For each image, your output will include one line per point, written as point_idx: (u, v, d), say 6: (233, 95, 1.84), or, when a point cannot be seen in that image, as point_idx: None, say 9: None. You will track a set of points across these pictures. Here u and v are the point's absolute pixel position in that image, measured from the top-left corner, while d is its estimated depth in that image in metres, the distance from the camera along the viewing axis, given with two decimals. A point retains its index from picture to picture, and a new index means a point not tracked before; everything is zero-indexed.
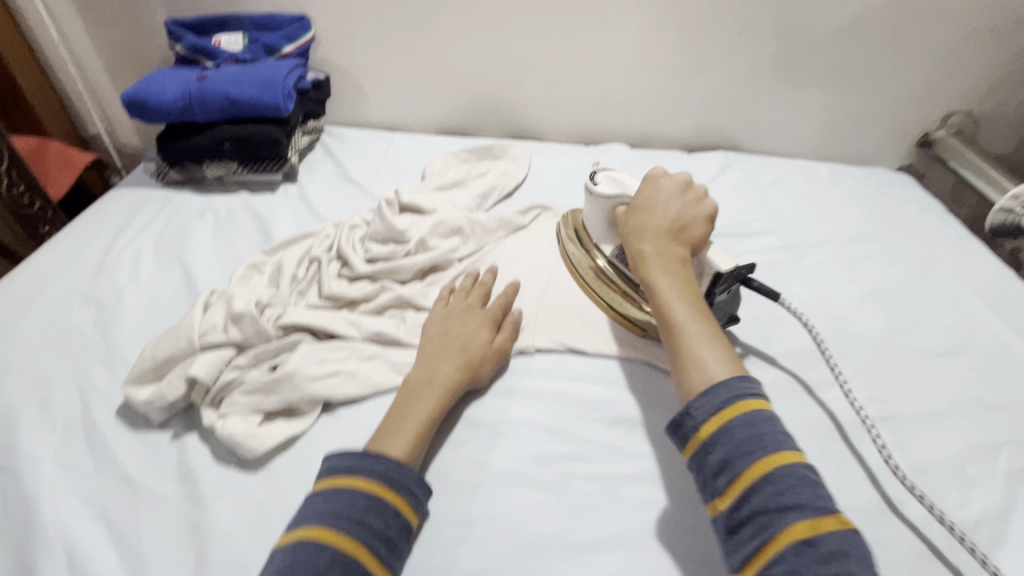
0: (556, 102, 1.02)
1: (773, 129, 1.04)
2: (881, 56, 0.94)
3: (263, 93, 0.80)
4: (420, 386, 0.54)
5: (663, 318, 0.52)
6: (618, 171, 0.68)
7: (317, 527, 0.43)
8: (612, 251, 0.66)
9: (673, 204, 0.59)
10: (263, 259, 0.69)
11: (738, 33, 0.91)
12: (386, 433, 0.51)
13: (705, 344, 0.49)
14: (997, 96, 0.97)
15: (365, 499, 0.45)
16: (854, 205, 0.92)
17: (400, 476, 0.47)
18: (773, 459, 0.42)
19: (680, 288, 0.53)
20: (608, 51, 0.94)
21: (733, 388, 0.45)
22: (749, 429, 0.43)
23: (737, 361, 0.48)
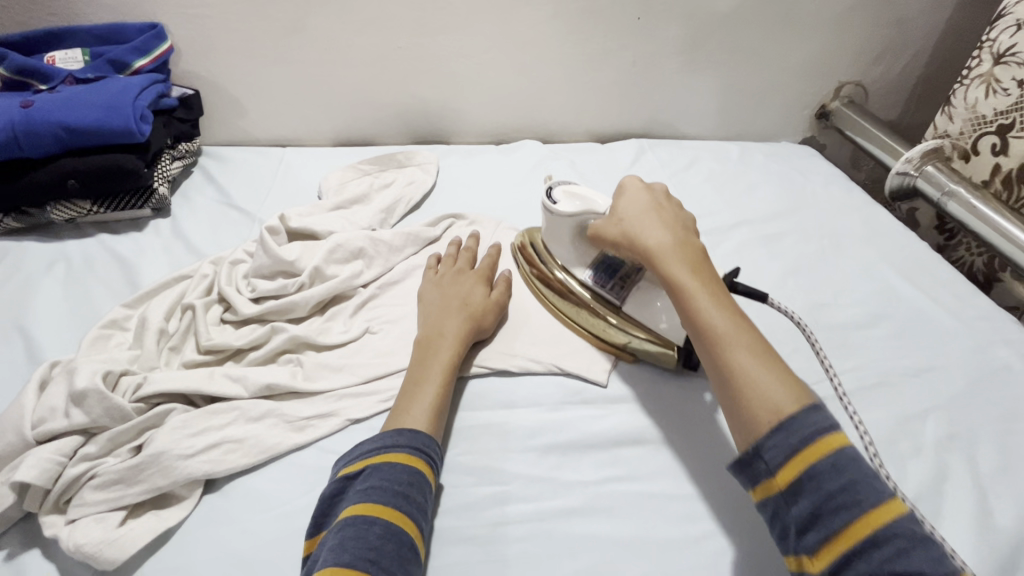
0: (460, 102, 0.96)
1: (681, 112, 1.03)
2: (774, 34, 0.95)
3: (110, 117, 0.69)
4: (434, 339, 0.56)
5: (704, 337, 0.48)
6: (576, 184, 0.63)
7: (364, 502, 0.42)
8: (586, 275, 0.62)
9: (655, 213, 0.58)
10: (125, 313, 0.59)
11: (636, 17, 0.89)
12: (413, 387, 0.52)
13: (758, 359, 0.45)
14: (881, 65, 1.02)
15: (405, 473, 0.45)
16: (765, 182, 0.92)
17: (431, 451, 0.48)
18: (833, 441, 0.40)
19: (712, 298, 0.50)
20: (506, 45, 0.89)
21: (806, 414, 0.42)
22: (810, 423, 0.41)
23: (799, 384, 0.44)
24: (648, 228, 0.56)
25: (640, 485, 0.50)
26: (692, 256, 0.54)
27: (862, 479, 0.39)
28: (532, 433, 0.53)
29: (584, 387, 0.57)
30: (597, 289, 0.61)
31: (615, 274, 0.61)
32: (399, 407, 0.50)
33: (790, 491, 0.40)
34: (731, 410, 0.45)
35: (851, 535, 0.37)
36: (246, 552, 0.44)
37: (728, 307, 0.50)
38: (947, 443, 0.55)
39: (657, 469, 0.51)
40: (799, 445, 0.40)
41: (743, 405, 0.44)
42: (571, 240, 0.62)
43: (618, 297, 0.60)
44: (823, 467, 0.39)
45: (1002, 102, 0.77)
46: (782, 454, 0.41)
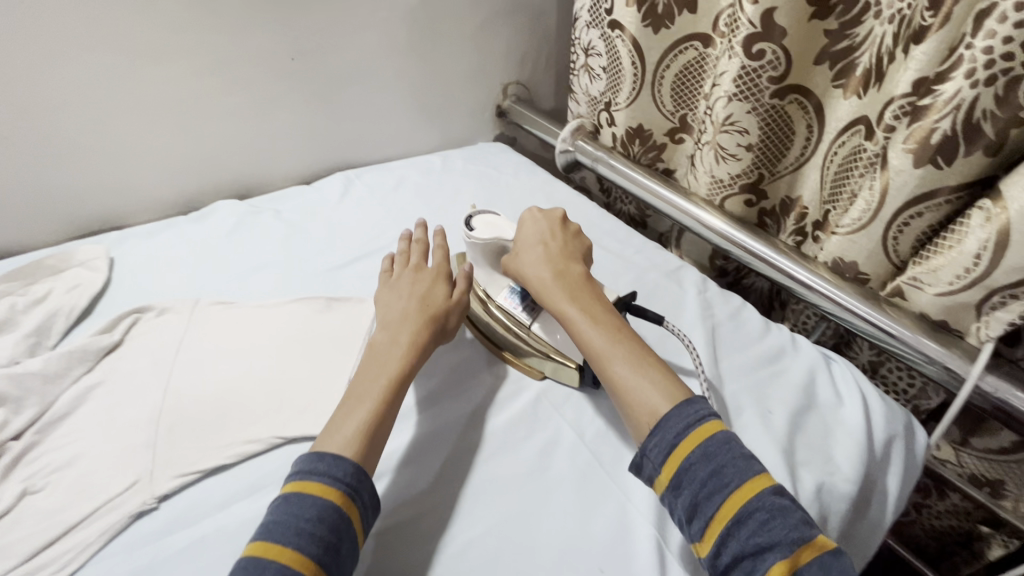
0: (120, 181, 0.83)
1: (379, 139, 1.07)
2: (433, 51, 1.03)
3: None
4: (392, 330, 0.59)
5: (590, 354, 0.56)
6: (495, 214, 0.69)
7: (260, 541, 0.43)
8: (502, 296, 0.68)
9: (549, 237, 0.66)
10: None
11: (291, 58, 0.88)
12: (348, 408, 0.52)
13: (636, 367, 0.54)
14: (532, 62, 1.19)
15: (315, 508, 0.45)
16: (467, 185, 1.01)
17: (356, 482, 0.47)
18: (706, 430, 0.48)
19: (593, 320, 0.58)
20: (151, 110, 0.80)
21: (678, 412, 0.50)
22: (687, 414, 0.49)
23: (677, 388, 0.52)
24: (535, 258, 0.64)
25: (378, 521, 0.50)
26: (575, 283, 0.61)
27: (732, 462, 0.46)
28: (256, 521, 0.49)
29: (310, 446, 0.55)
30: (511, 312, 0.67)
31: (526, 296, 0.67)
32: (328, 431, 0.51)
33: (674, 482, 0.47)
34: (617, 406, 0.54)
35: (723, 515, 0.44)
36: None
37: (612, 326, 0.58)
38: None
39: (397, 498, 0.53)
40: (677, 439, 0.48)
41: (627, 405, 0.53)
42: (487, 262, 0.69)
43: (529, 316, 0.66)
44: (693, 456, 0.47)
45: (601, 85, 0.96)
46: (662, 452, 0.48)
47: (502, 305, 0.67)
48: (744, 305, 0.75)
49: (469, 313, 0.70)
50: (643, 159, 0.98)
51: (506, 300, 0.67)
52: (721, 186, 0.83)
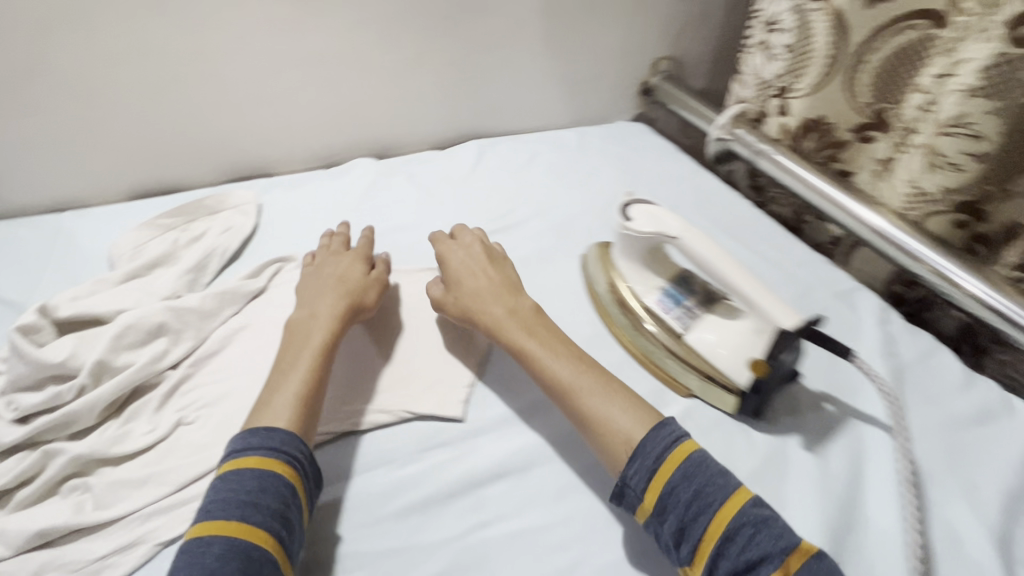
0: (274, 131, 0.86)
1: (516, 109, 1.02)
2: (587, 17, 0.96)
3: None
4: (306, 319, 0.54)
5: (553, 387, 0.52)
6: (659, 205, 0.60)
7: (202, 522, 0.40)
8: (652, 299, 0.60)
9: (478, 261, 0.62)
10: None
11: (445, 17, 0.84)
12: (280, 371, 0.50)
13: (606, 396, 0.49)
14: (690, 37, 1.08)
15: (255, 480, 0.42)
16: (604, 167, 0.94)
17: (294, 450, 0.44)
18: (683, 451, 0.45)
19: (553, 350, 0.54)
20: (307, 63, 0.80)
21: (652, 436, 0.46)
22: (661, 441, 0.45)
23: (649, 413, 0.48)
24: (472, 286, 0.60)
25: (506, 522, 0.47)
26: (529, 314, 0.57)
27: (712, 479, 0.43)
28: (385, 497, 0.47)
29: (439, 427, 0.53)
30: (661, 318, 0.59)
31: (681, 301, 0.59)
32: (264, 397, 0.48)
33: (656, 509, 0.43)
34: (595, 446, 0.49)
35: (712, 531, 0.41)
36: None
37: (570, 353, 0.54)
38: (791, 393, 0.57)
39: (524, 502, 0.48)
40: (657, 463, 0.44)
41: (601, 441, 0.48)
42: (639, 257, 0.61)
43: (681, 325, 0.57)
44: (676, 477, 0.43)
45: (778, 66, 0.83)
46: (643, 478, 0.44)
47: (649, 307, 0.60)
48: (940, 346, 0.63)
49: (609, 309, 0.64)
50: (816, 156, 0.86)
51: (656, 302, 0.60)
52: (923, 200, 0.71)
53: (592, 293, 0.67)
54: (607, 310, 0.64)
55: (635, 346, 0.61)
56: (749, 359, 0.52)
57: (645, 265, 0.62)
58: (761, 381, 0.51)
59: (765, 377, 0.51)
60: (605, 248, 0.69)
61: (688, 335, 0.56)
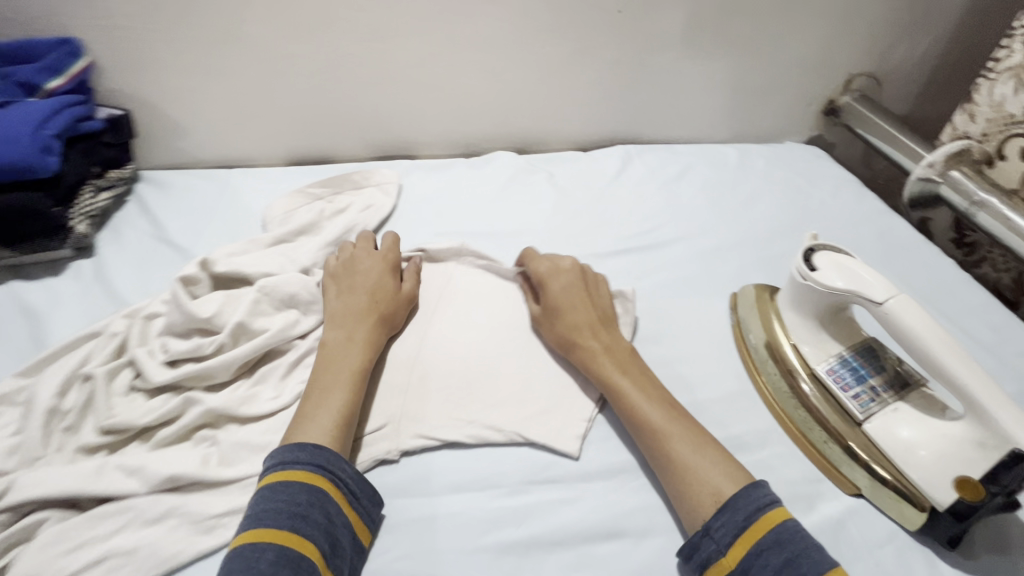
0: (425, 114, 0.86)
1: (671, 116, 0.93)
2: (775, 21, 0.84)
3: (6, 151, 0.60)
4: (343, 341, 0.51)
5: (639, 430, 0.47)
6: (852, 255, 0.50)
7: (248, 531, 0.38)
8: (825, 368, 0.50)
9: (578, 294, 0.56)
10: (17, 385, 0.51)
11: (618, 11, 0.79)
12: (321, 389, 0.47)
13: (697, 450, 0.45)
14: (894, 54, 0.93)
15: (304, 493, 0.40)
16: (767, 192, 0.82)
17: (339, 468, 0.43)
18: (775, 516, 0.41)
19: (643, 389, 0.49)
20: (470, 50, 0.79)
21: (745, 494, 0.42)
22: (754, 501, 0.41)
23: (740, 470, 0.45)
24: (570, 312, 0.55)
25: None
26: (622, 351, 0.53)
27: (807, 552, 0.39)
28: (487, 525, 0.44)
29: (552, 460, 0.48)
30: (835, 394, 0.49)
31: (865, 380, 0.48)
32: (299, 421, 0.45)
33: (740, 568, 0.39)
34: (677, 500, 0.44)
35: None
36: None
37: (660, 395, 0.49)
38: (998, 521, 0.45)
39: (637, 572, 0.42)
40: (747, 520, 0.41)
41: (685, 490, 0.44)
42: (813, 312, 0.52)
43: (862, 411, 0.47)
44: (767, 540, 0.40)
45: None
46: (729, 533, 0.40)
47: (818, 374, 0.50)
48: None
49: (759, 365, 0.55)
50: None
51: (828, 371, 0.50)
52: None
53: (738, 341, 0.58)
54: (756, 365, 0.55)
55: (788, 417, 0.51)
56: (955, 475, 0.41)
57: (822, 325, 0.52)
58: (971, 508, 0.40)
59: (979, 505, 0.40)
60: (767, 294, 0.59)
61: (868, 426, 0.46)
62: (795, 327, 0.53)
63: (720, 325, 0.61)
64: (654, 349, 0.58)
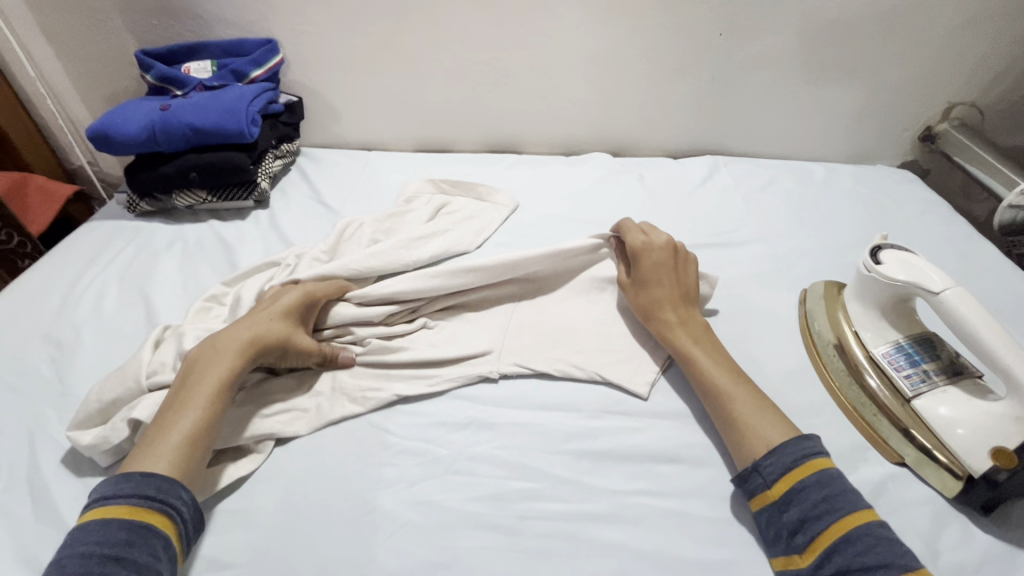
0: (534, 117, 0.99)
1: (761, 132, 1.00)
2: (872, 49, 0.89)
3: (225, 119, 0.79)
4: (207, 357, 0.53)
5: (706, 388, 0.54)
6: (915, 253, 0.56)
7: (57, 574, 0.40)
8: (881, 351, 0.56)
9: (669, 266, 0.62)
10: (224, 290, 0.68)
11: (719, 34, 0.88)
12: (170, 412, 0.49)
13: (758, 408, 0.51)
14: (1000, 85, 0.94)
15: (122, 530, 0.42)
16: (849, 207, 0.87)
17: (167, 497, 0.45)
18: (818, 463, 0.46)
19: (715, 357, 0.56)
20: (581, 62, 0.91)
21: (795, 443, 0.47)
22: (801, 449, 0.47)
23: (790, 426, 0.50)
24: (655, 287, 0.61)
25: (669, 501, 0.50)
26: (700, 328, 0.59)
27: (845, 492, 0.44)
28: (567, 436, 0.54)
29: (624, 398, 0.58)
30: (889, 373, 0.54)
31: (917, 363, 0.54)
32: (148, 438, 0.48)
33: (782, 499, 0.45)
34: (731, 444, 0.51)
35: (832, 532, 0.43)
36: (303, 503, 0.50)
37: (728, 363, 0.56)
38: None
39: (689, 489, 0.50)
40: (793, 462, 0.46)
41: (740, 439, 0.50)
42: (875, 302, 0.58)
43: (911, 388, 0.52)
44: (809, 480, 0.45)
45: None
46: (776, 471, 0.46)
47: (875, 357, 0.56)
48: None
49: (821, 349, 0.61)
50: None
51: (884, 355, 0.55)
52: None
53: (802, 328, 0.65)
54: (818, 348, 0.61)
55: (842, 392, 0.57)
56: (993, 445, 0.46)
57: (883, 315, 0.57)
58: (1005, 474, 0.45)
59: (1013, 472, 0.45)
60: (835, 288, 0.65)
61: (914, 400, 0.52)
62: (856, 316, 0.59)
63: (788, 315, 0.67)
64: (723, 326, 0.66)
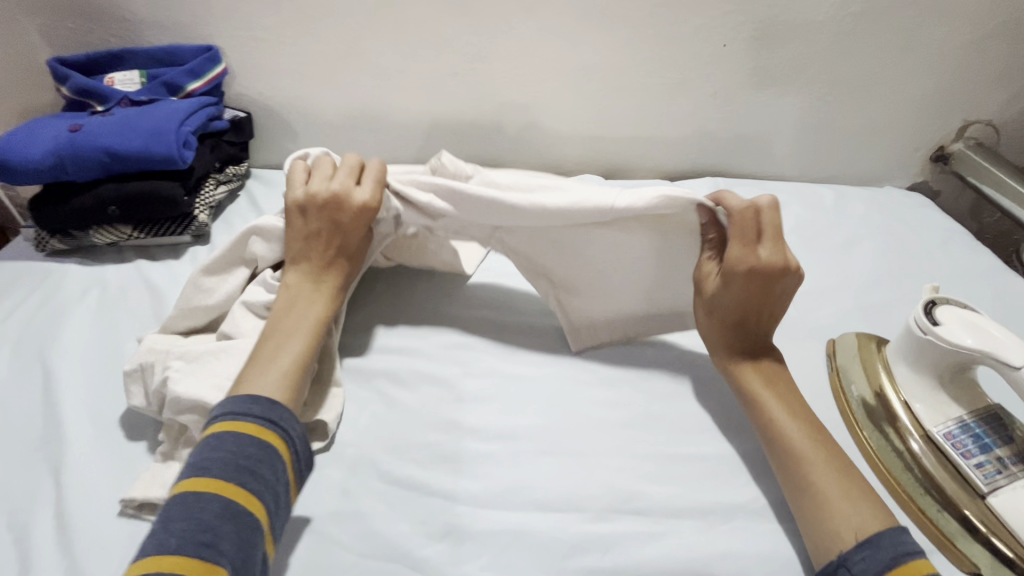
0: (517, 135, 0.89)
1: (766, 152, 0.91)
2: (888, 62, 0.82)
3: (151, 143, 0.66)
4: (297, 298, 0.52)
5: (781, 448, 0.47)
6: (978, 312, 0.47)
7: (190, 477, 0.40)
8: (941, 430, 0.47)
9: (760, 294, 0.52)
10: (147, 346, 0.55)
11: (723, 45, 0.78)
12: (273, 346, 0.49)
13: (844, 480, 0.44)
14: (1018, 103, 0.87)
15: (253, 446, 0.41)
16: (867, 237, 0.79)
17: (287, 422, 0.44)
18: (922, 565, 0.38)
19: (794, 412, 0.49)
20: (569, 75, 0.81)
21: (893, 533, 0.40)
22: (898, 544, 0.39)
23: (883, 511, 0.43)
24: (737, 311, 0.53)
25: None
26: (775, 372, 0.52)
27: None
28: (570, 550, 0.44)
29: (638, 491, 0.47)
30: (954, 459, 0.45)
31: (988, 450, 0.45)
32: (248, 372, 0.47)
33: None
34: (800, 517, 0.44)
35: None
36: None
37: (807, 417, 0.49)
38: None
39: None
40: (895, 558, 0.39)
41: (819, 517, 0.43)
42: (930, 369, 0.48)
43: (984, 481, 0.44)
44: None
45: None
46: (874, 565, 0.38)
47: (934, 436, 0.47)
48: None
49: (860, 416, 0.51)
50: None
51: (945, 435, 0.46)
52: None
53: (832, 389, 0.55)
54: (857, 418, 0.52)
55: (892, 476, 0.48)
56: None
57: (940, 383, 0.48)
58: None
59: None
60: (873, 345, 0.56)
61: (989, 497, 0.43)
62: (906, 383, 0.50)
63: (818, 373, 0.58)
64: None
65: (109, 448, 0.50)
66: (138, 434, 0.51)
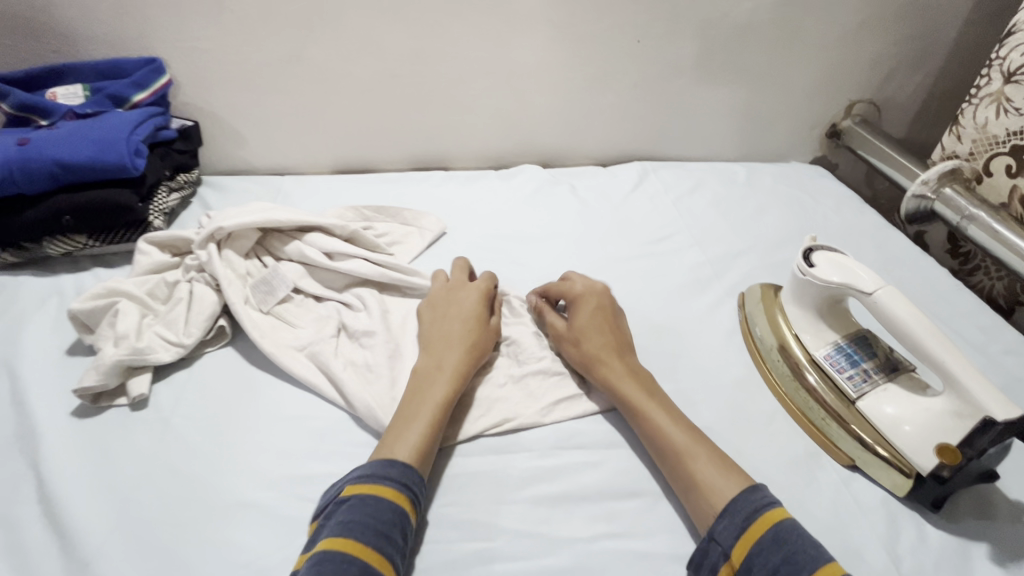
0: (460, 131, 0.95)
1: (686, 136, 1.01)
2: (780, 52, 0.93)
3: (104, 152, 0.69)
4: (430, 377, 0.54)
5: (663, 450, 0.50)
6: (843, 253, 0.56)
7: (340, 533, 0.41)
8: (822, 353, 0.56)
9: (601, 318, 0.60)
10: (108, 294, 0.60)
11: (637, 41, 0.87)
12: (400, 426, 0.49)
13: (719, 467, 0.47)
14: (893, 83, 1.00)
15: (391, 510, 0.43)
16: (775, 206, 0.89)
17: (418, 486, 0.46)
18: (771, 515, 0.43)
19: (673, 415, 0.52)
20: (504, 73, 0.88)
21: (746, 496, 0.44)
22: (753, 502, 0.44)
23: (742, 475, 0.47)
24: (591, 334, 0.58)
25: (636, 540, 0.47)
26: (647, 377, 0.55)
27: (804, 548, 0.40)
28: (524, 482, 0.50)
29: (579, 430, 0.55)
30: (834, 376, 0.55)
31: (857, 363, 0.55)
32: (388, 438, 0.49)
33: (742, 568, 0.41)
34: (685, 494, 0.48)
35: None
36: None
37: (687, 421, 0.52)
38: (976, 492, 0.50)
39: (654, 525, 0.48)
40: (746, 519, 0.43)
41: (696, 492, 0.47)
42: (813, 306, 0.58)
43: (854, 390, 0.53)
44: (765, 540, 0.41)
45: (1016, 121, 0.78)
46: (732, 533, 0.42)
47: (817, 360, 0.56)
48: None
49: (764, 354, 0.61)
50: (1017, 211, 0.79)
51: (825, 356, 0.56)
52: None
53: (742, 333, 0.65)
54: (761, 354, 0.61)
55: (788, 397, 0.57)
56: (937, 442, 0.47)
57: (820, 316, 0.58)
58: (950, 470, 0.45)
59: (957, 467, 0.45)
60: (770, 290, 0.66)
61: (857, 401, 0.52)
62: (795, 321, 0.59)
63: (729, 321, 0.67)
64: (670, 339, 0.64)
65: (87, 438, 0.53)
66: (113, 424, 0.54)
